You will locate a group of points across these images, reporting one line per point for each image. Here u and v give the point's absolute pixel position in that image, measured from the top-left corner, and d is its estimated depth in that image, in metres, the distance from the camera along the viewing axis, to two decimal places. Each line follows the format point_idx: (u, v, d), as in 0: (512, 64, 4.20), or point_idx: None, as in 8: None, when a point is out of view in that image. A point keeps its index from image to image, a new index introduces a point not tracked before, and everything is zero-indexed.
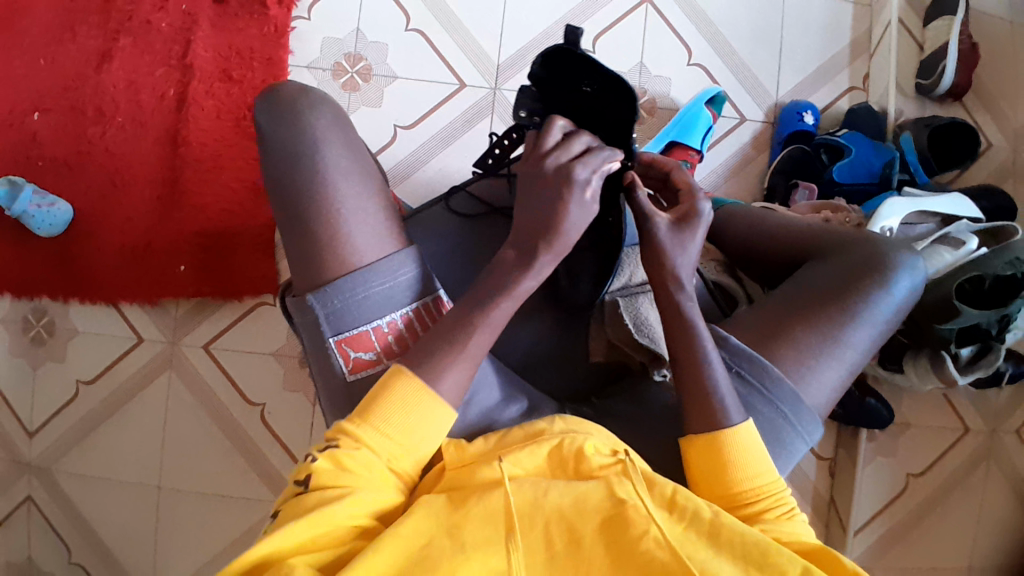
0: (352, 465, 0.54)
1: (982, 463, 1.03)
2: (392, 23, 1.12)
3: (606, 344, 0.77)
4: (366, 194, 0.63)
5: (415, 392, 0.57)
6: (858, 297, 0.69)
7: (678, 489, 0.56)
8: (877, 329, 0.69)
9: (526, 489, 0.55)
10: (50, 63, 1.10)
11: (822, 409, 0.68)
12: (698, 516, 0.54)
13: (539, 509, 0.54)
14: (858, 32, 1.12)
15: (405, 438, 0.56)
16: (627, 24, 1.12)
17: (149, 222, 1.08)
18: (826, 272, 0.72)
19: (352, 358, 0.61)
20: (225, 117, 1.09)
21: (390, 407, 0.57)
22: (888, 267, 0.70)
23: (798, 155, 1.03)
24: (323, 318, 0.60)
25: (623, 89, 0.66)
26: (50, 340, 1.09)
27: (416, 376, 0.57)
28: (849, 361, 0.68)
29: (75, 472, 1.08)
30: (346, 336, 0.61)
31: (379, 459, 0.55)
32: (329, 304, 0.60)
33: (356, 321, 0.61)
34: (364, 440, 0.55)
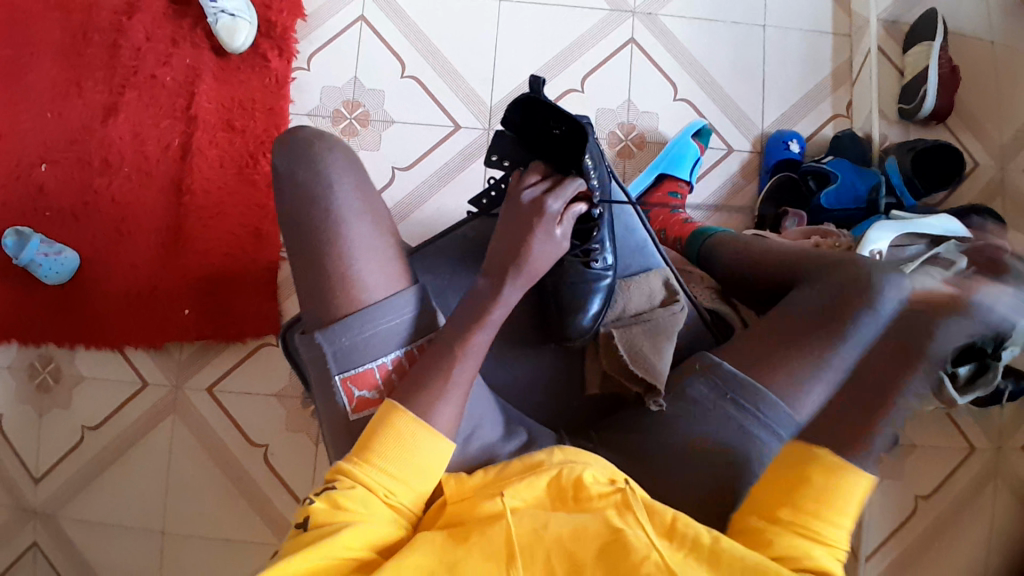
0: (351, 503, 0.55)
1: (990, 483, 1.02)
2: (388, 70, 1.17)
3: (601, 375, 0.79)
4: (375, 233, 0.65)
5: (411, 427, 0.58)
6: (842, 320, 0.70)
7: (677, 515, 0.57)
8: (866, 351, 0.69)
9: (525, 519, 0.56)
10: (58, 117, 1.15)
11: None
12: (698, 542, 0.54)
13: (539, 537, 0.54)
14: (838, 62, 1.16)
15: (404, 474, 0.57)
16: (613, 63, 1.16)
17: (154, 268, 1.11)
18: (810, 296, 0.74)
19: (356, 396, 0.63)
20: (228, 165, 1.13)
21: (387, 444, 0.58)
22: (874, 288, 0.71)
23: (787, 182, 1.06)
24: (330, 356, 0.62)
25: (581, 135, 0.71)
26: (56, 385, 1.10)
27: (411, 412, 0.59)
28: None
29: (79, 518, 1.08)
30: (350, 375, 0.63)
31: (378, 497, 0.56)
32: (336, 342, 0.62)
33: (361, 359, 0.62)
34: (362, 478, 0.57)
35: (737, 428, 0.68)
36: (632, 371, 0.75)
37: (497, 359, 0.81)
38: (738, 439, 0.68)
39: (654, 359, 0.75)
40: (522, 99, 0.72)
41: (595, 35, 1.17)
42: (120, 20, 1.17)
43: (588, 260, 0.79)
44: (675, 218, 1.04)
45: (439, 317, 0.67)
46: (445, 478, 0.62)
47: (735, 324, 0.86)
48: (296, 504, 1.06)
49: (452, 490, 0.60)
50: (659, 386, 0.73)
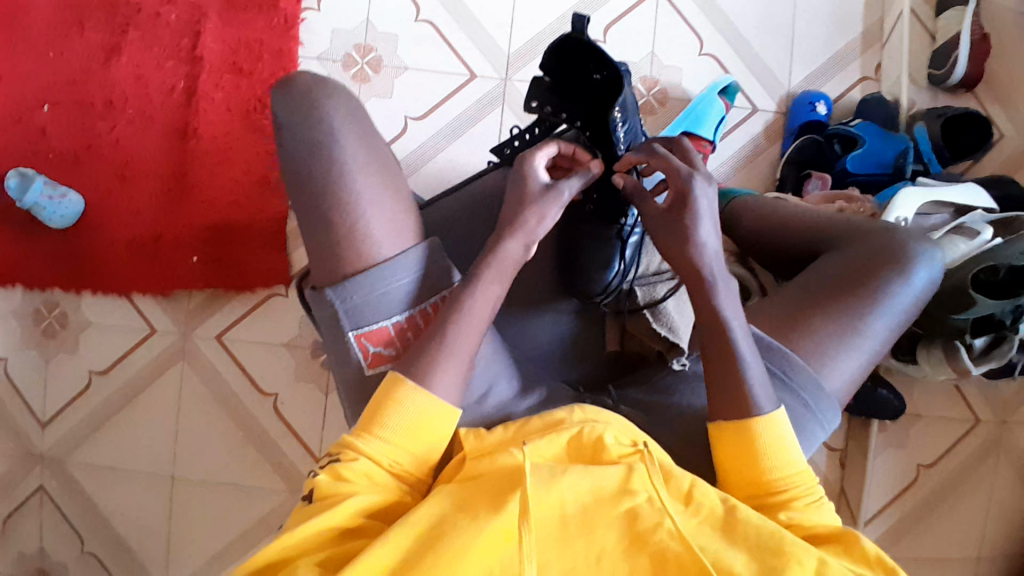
0: (351, 475, 0.55)
1: (994, 451, 1.04)
2: (402, 14, 1.12)
3: (621, 332, 0.79)
4: (384, 189, 0.62)
5: (413, 397, 0.57)
6: (875, 288, 0.69)
7: (695, 483, 0.57)
8: (893, 319, 0.69)
9: (542, 472, 0.55)
10: (59, 54, 1.10)
11: (841, 397, 0.69)
12: (712, 511, 0.55)
13: (553, 491, 0.54)
14: (869, 22, 1.12)
15: (407, 442, 0.57)
16: (637, 15, 1.11)
17: (159, 214, 1.08)
18: (844, 262, 0.72)
19: (371, 352, 0.62)
20: (234, 109, 1.09)
21: (391, 415, 0.57)
22: (907, 257, 0.70)
23: (813, 145, 1.03)
24: (343, 312, 0.61)
25: (620, 85, 0.68)
26: (62, 331, 1.09)
27: (416, 381, 0.58)
28: (867, 350, 0.68)
29: (87, 464, 1.08)
30: (366, 332, 0.61)
31: (381, 466, 0.56)
32: (348, 299, 0.60)
33: (375, 316, 0.61)
34: (364, 450, 0.56)
35: None
36: (654, 330, 0.74)
37: (516, 318, 0.79)
38: None
39: (676, 319, 0.74)
40: (559, 40, 0.68)
41: None
42: None
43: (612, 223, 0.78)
44: None
45: (451, 267, 0.65)
46: (463, 433, 0.61)
47: (754, 292, 0.92)
48: (306, 455, 1.07)
49: (472, 446, 0.59)
50: (682, 344, 0.72)
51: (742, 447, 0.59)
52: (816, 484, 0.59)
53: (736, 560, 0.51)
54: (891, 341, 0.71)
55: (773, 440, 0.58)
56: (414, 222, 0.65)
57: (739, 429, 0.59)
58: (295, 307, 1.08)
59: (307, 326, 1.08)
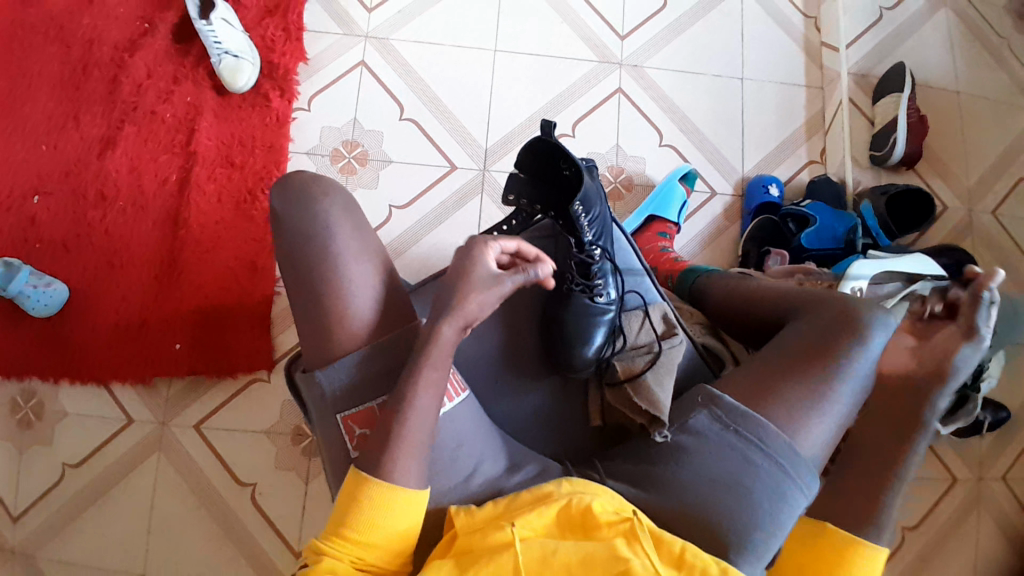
0: (315, 573, 0.56)
1: (974, 511, 1.05)
2: (387, 112, 1.21)
3: (602, 405, 0.80)
4: (376, 268, 0.67)
5: (375, 492, 0.57)
6: (835, 355, 0.71)
7: (685, 545, 0.58)
8: (857, 386, 0.71)
9: (534, 548, 0.57)
10: (54, 150, 1.15)
11: (818, 461, 0.71)
12: (707, 572, 0.56)
13: (548, 568, 0.55)
14: (812, 112, 1.24)
15: (370, 535, 0.57)
16: (602, 111, 1.22)
17: (144, 301, 1.10)
18: (802, 331, 0.75)
19: (356, 434, 0.64)
20: (224, 199, 1.14)
21: (349, 510, 0.58)
22: (861, 327, 0.72)
23: (768, 224, 1.11)
24: (329, 394, 0.64)
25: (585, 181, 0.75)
26: (38, 422, 1.07)
27: (378, 477, 0.58)
28: (836, 415, 0.70)
29: (55, 563, 1.02)
30: (350, 413, 0.64)
31: (344, 561, 0.57)
32: (334, 382, 0.64)
33: (356, 398, 0.64)
34: (329, 547, 0.57)
35: (741, 459, 0.69)
36: (636, 403, 0.75)
37: (501, 394, 0.80)
38: (743, 470, 0.69)
39: (658, 391, 0.75)
40: (534, 142, 0.75)
41: (585, 84, 1.23)
42: (122, 55, 1.18)
43: (591, 295, 0.81)
44: (666, 256, 1.09)
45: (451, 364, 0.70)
46: (453, 510, 0.63)
47: (727, 362, 0.90)
48: (286, 545, 1.03)
49: (462, 523, 0.61)
50: (662, 417, 0.73)
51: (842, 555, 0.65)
52: None
53: None
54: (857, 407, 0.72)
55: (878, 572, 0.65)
56: (398, 303, 0.69)
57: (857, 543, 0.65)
58: (278, 390, 1.09)
59: (290, 408, 1.08)
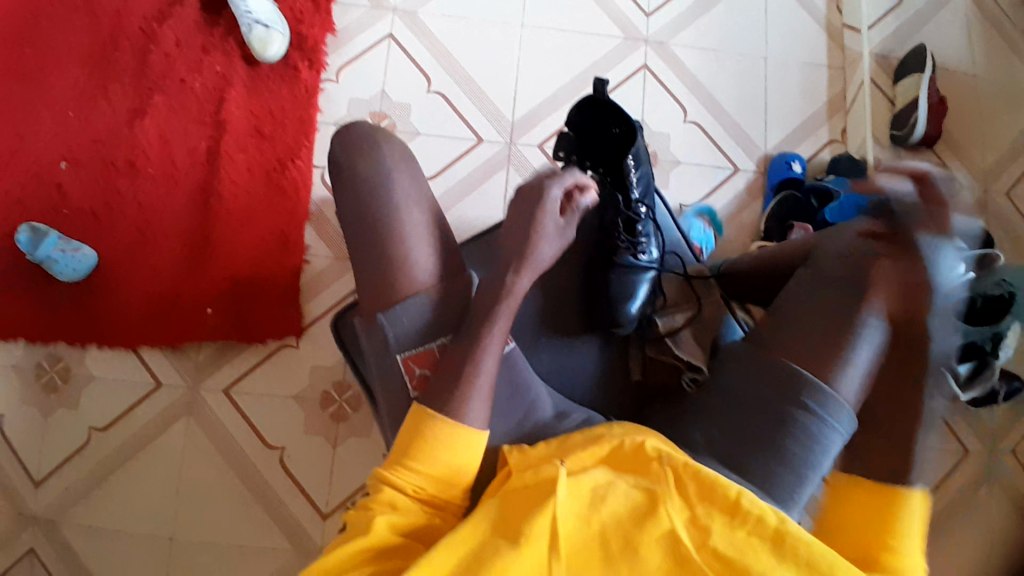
0: (377, 505, 0.59)
1: (984, 483, 1.09)
2: (415, 85, 1.21)
3: (643, 360, 0.81)
4: (426, 224, 0.71)
5: (438, 429, 0.61)
6: (875, 292, 0.68)
7: (744, 491, 0.61)
8: (894, 316, 0.68)
9: (582, 488, 0.62)
10: (82, 117, 1.15)
11: (859, 400, 0.68)
12: (763, 521, 0.59)
13: (596, 508, 0.60)
14: (833, 93, 1.26)
15: (430, 468, 0.60)
16: (627, 89, 1.24)
17: (174, 268, 1.10)
18: (841, 265, 0.71)
19: (416, 375, 0.67)
20: (253, 169, 1.15)
21: (414, 445, 0.61)
22: (887, 253, 0.69)
23: (790, 201, 1.14)
24: (391, 338, 0.68)
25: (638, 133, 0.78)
26: (64, 386, 1.06)
27: (441, 414, 0.61)
28: (874, 353, 0.67)
29: (79, 526, 1.01)
30: (411, 354, 0.68)
31: (405, 492, 0.60)
32: (396, 326, 0.68)
33: (417, 340, 0.68)
34: (391, 479, 0.60)
35: (772, 410, 0.67)
36: (676, 355, 0.77)
37: (543, 351, 0.82)
38: (776, 422, 0.67)
39: (693, 346, 0.78)
40: (587, 98, 0.78)
41: (611, 61, 1.25)
42: (151, 25, 1.18)
43: (635, 252, 0.83)
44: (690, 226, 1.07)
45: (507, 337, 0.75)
46: (507, 450, 0.68)
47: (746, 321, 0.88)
48: (314, 509, 1.04)
49: (518, 459, 0.65)
50: (700, 366, 0.76)
51: (887, 501, 0.63)
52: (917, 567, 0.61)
53: None
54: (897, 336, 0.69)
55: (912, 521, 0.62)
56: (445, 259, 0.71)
57: (891, 488, 0.63)
58: (307, 357, 1.10)
59: (318, 375, 1.09)
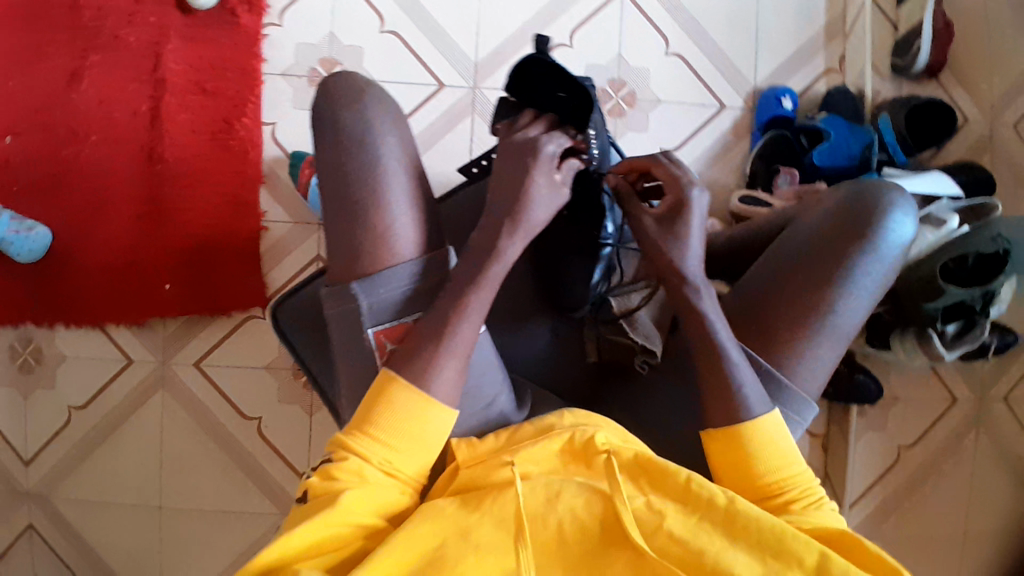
0: (341, 474, 0.55)
1: (970, 431, 1.06)
2: (367, 25, 1.11)
3: (597, 342, 0.77)
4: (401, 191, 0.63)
5: (402, 397, 0.57)
6: (842, 259, 0.65)
7: (693, 476, 0.56)
8: (866, 294, 0.66)
9: (539, 491, 0.56)
10: (15, 82, 1.07)
11: (818, 384, 0.67)
12: (713, 505, 0.55)
13: (550, 511, 0.55)
14: (833, 13, 1.12)
15: (397, 437, 0.57)
16: (603, 16, 1.11)
17: (130, 241, 1.06)
18: (809, 232, 0.68)
19: (387, 349, 0.62)
20: (200, 131, 1.08)
21: (380, 413, 0.57)
22: (868, 225, 0.66)
23: (779, 141, 1.04)
24: (364, 309, 0.61)
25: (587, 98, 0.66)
26: (38, 366, 1.07)
27: (408, 379, 0.57)
28: (840, 332, 0.66)
29: (72, 498, 1.06)
30: (383, 328, 0.62)
31: (371, 462, 0.56)
32: (373, 294, 0.61)
33: (393, 313, 0.62)
34: (355, 448, 0.56)
35: None
36: (631, 339, 0.73)
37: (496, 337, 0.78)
38: None
39: (651, 327, 0.75)
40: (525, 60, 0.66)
41: None
42: None
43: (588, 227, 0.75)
44: None
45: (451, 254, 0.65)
46: (455, 443, 0.62)
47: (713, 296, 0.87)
48: (294, 474, 1.06)
49: (465, 455, 0.60)
50: (655, 350, 0.73)
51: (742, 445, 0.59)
52: (814, 486, 0.59)
53: (737, 560, 0.52)
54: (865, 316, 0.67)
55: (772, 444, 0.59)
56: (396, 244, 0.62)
57: (729, 430, 0.60)
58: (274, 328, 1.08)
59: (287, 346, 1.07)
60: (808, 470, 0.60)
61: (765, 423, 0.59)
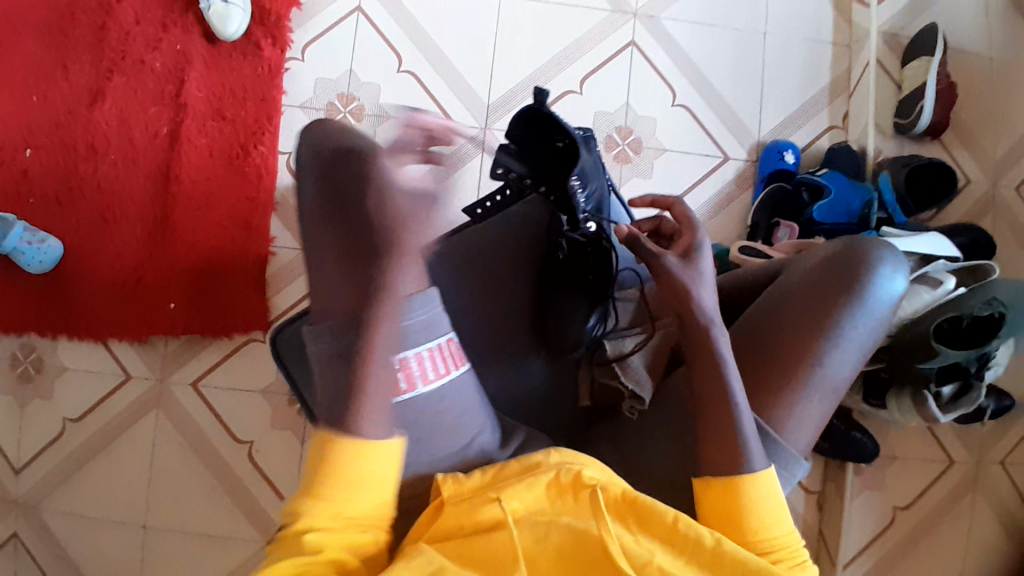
0: (303, 544, 0.51)
1: (968, 495, 1.04)
2: (385, 63, 1.15)
3: (591, 383, 0.78)
4: None
5: (345, 449, 0.54)
6: (832, 315, 0.66)
7: (679, 515, 0.57)
8: (855, 351, 0.66)
9: (528, 531, 0.56)
10: (42, 100, 1.11)
11: (808, 439, 0.67)
12: (700, 545, 0.56)
13: (540, 553, 0.55)
14: (837, 74, 1.16)
15: (348, 492, 0.54)
16: (612, 66, 1.15)
17: (139, 258, 1.09)
18: (800, 283, 0.69)
19: (378, 395, 0.56)
20: (217, 155, 1.11)
21: (327, 472, 0.54)
22: (856, 283, 0.67)
23: (781, 193, 1.06)
24: (339, 354, 0.55)
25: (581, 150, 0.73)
26: (37, 377, 1.08)
27: (343, 433, 0.54)
28: (830, 388, 0.66)
29: (58, 512, 1.06)
30: (367, 372, 0.56)
31: (328, 524, 0.53)
32: (352, 337, 0.55)
33: (385, 355, 0.56)
34: (308, 514, 0.53)
35: None
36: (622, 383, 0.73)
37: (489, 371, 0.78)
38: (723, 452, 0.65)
39: (644, 371, 0.73)
40: (523, 113, 0.72)
41: (596, 37, 1.16)
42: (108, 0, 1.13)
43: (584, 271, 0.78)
44: None
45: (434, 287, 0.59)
46: (441, 478, 0.59)
47: None
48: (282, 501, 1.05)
49: (451, 493, 0.58)
50: (645, 397, 0.72)
51: (734, 503, 0.59)
52: (799, 546, 0.59)
53: None
54: (854, 372, 0.68)
55: (768, 501, 0.59)
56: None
57: (727, 484, 0.59)
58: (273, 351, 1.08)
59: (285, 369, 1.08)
60: (795, 530, 0.60)
61: (761, 480, 0.59)
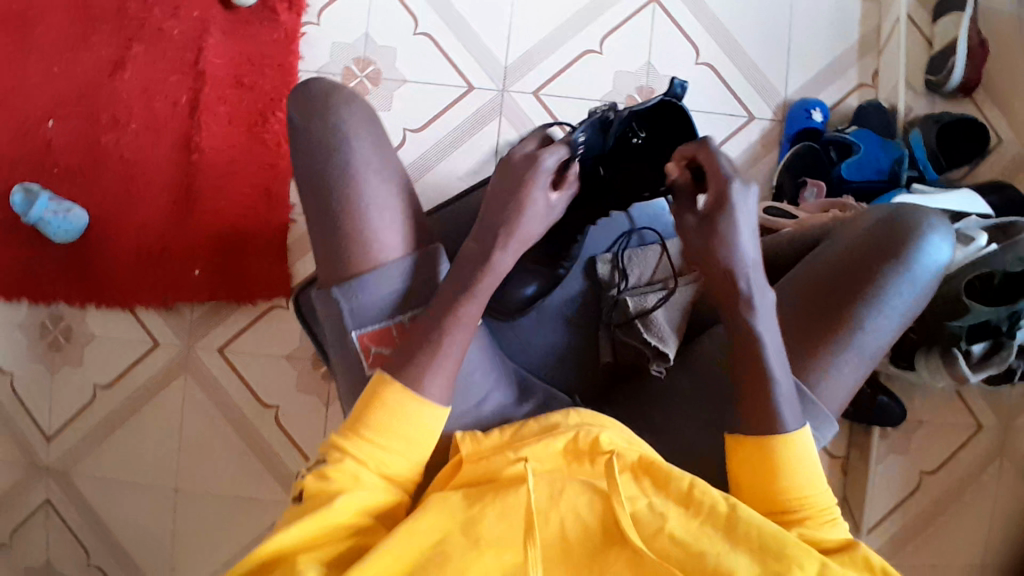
0: (337, 473, 0.54)
1: (994, 458, 1.03)
2: (402, 26, 1.13)
3: (612, 344, 0.76)
4: (387, 190, 0.64)
5: (398, 398, 0.56)
6: (875, 281, 0.63)
7: (694, 482, 0.54)
8: (894, 318, 0.64)
9: (543, 488, 0.55)
10: (63, 70, 1.11)
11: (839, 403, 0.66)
12: (714, 510, 0.53)
13: (553, 512, 0.53)
14: (866, 29, 1.12)
15: (393, 439, 0.56)
16: (632, 26, 1.12)
17: (165, 226, 1.10)
18: (845, 247, 0.66)
19: (372, 352, 0.62)
20: (236, 124, 1.11)
21: (376, 413, 0.56)
22: (903, 249, 0.64)
23: (806, 151, 1.03)
24: (346, 313, 0.62)
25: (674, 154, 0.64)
26: (66, 344, 1.10)
27: (400, 381, 0.57)
28: (865, 354, 0.64)
29: (91, 476, 1.09)
30: (367, 331, 0.62)
31: (368, 466, 0.56)
32: (353, 299, 0.61)
33: (377, 316, 0.62)
34: (349, 451, 0.56)
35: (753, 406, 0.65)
36: (644, 338, 0.71)
37: (511, 331, 0.78)
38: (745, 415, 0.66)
39: (667, 328, 0.71)
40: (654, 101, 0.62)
41: None
42: None
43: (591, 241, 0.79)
44: None
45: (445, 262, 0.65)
46: (460, 437, 0.60)
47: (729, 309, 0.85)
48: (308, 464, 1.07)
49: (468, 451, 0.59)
50: (670, 354, 0.70)
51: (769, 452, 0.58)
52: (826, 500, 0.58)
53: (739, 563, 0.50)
54: (892, 339, 0.65)
55: (803, 458, 0.58)
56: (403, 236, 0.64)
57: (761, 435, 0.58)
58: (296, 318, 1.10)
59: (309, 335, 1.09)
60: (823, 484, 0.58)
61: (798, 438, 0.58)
